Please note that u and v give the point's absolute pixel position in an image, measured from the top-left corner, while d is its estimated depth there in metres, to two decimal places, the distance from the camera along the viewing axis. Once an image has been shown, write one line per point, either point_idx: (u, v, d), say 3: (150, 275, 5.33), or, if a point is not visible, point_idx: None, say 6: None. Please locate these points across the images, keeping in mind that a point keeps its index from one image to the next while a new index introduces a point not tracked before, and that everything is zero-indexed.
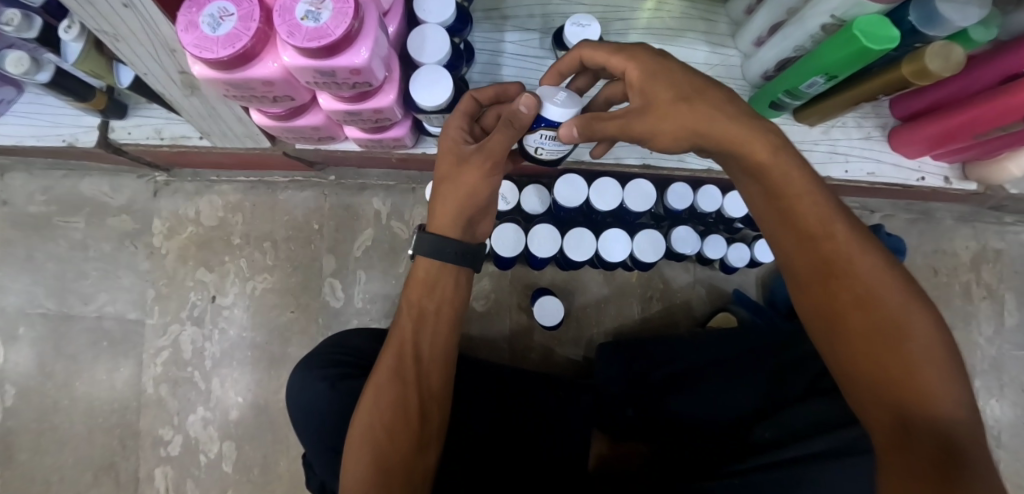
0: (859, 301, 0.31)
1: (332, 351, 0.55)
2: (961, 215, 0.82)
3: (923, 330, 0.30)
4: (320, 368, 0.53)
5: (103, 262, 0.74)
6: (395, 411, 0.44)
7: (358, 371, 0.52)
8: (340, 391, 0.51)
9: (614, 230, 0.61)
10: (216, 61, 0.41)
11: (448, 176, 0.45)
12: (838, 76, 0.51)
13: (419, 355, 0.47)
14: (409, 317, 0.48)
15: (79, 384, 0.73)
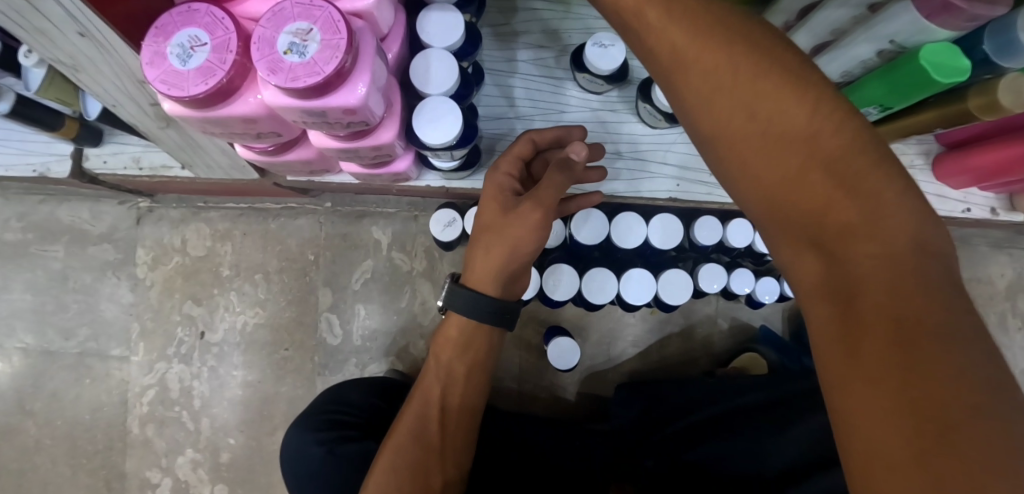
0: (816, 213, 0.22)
1: (329, 408, 0.51)
2: (996, 241, 0.77)
3: (943, 295, 0.19)
4: (316, 429, 0.48)
5: (84, 294, 0.69)
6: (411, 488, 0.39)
7: (356, 431, 0.48)
8: (338, 457, 0.46)
9: (637, 270, 0.55)
10: (187, 98, 0.36)
11: (493, 219, 0.41)
12: (893, 107, 0.46)
13: (444, 423, 0.42)
14: (437, 379, 0.43)
15: (61, 423, 0.69)
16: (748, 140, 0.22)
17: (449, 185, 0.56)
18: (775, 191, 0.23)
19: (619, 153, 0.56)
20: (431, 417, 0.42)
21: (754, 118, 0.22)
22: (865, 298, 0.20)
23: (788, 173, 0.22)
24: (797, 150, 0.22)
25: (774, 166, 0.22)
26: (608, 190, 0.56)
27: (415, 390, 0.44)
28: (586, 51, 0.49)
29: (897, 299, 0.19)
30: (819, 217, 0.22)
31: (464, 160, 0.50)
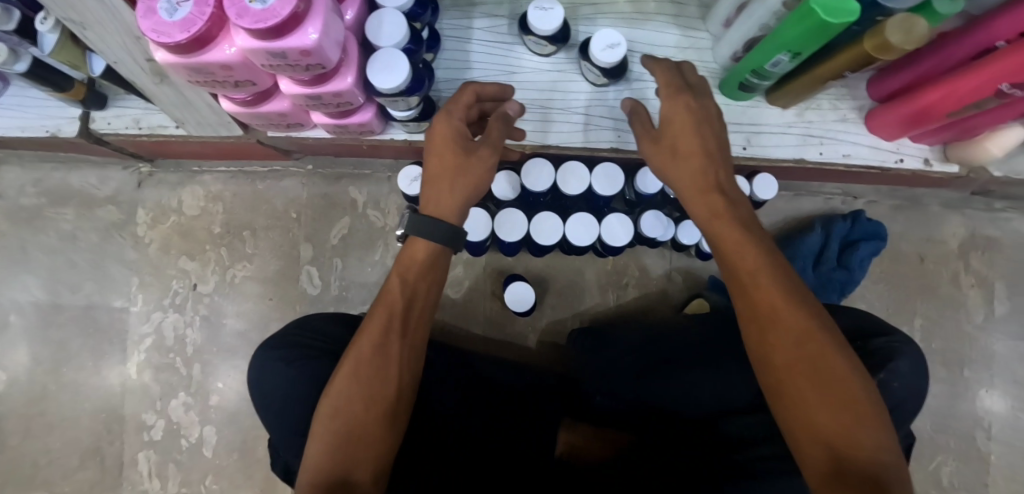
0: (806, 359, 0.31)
1: (295, 331, 0.56)
2: (948, 201, 0.80)
3: (878, 429, 0.30)
4: (281, 348, 0.54)
5: (90, 251, 0.75)
6: (369, 396, 0.43)
7: (311, 352, 0.53)
8: (301, 370, 0.51)
9: (582, 213, 0.61)
10: (172, 45, 0.42)
11: (450, 160, 0.46)
12: (801, 53, 0.50)
13: (405, 328, 0.45)
14: (392, 297, 0.45)
15: (67, 370, 0.75)
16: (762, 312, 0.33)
17: (412, 137, 0.62)
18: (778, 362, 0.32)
19: (564, 108, 0.61)
20: (385, 334, 0.44)
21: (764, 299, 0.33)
22: (826, 423, 0.30)
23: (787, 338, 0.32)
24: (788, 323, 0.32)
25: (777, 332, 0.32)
26: (554, 143, 0.61)
27: (372, 307, 0.46)
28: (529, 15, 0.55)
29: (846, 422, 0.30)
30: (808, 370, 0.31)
31: (419, 111, 0.56)
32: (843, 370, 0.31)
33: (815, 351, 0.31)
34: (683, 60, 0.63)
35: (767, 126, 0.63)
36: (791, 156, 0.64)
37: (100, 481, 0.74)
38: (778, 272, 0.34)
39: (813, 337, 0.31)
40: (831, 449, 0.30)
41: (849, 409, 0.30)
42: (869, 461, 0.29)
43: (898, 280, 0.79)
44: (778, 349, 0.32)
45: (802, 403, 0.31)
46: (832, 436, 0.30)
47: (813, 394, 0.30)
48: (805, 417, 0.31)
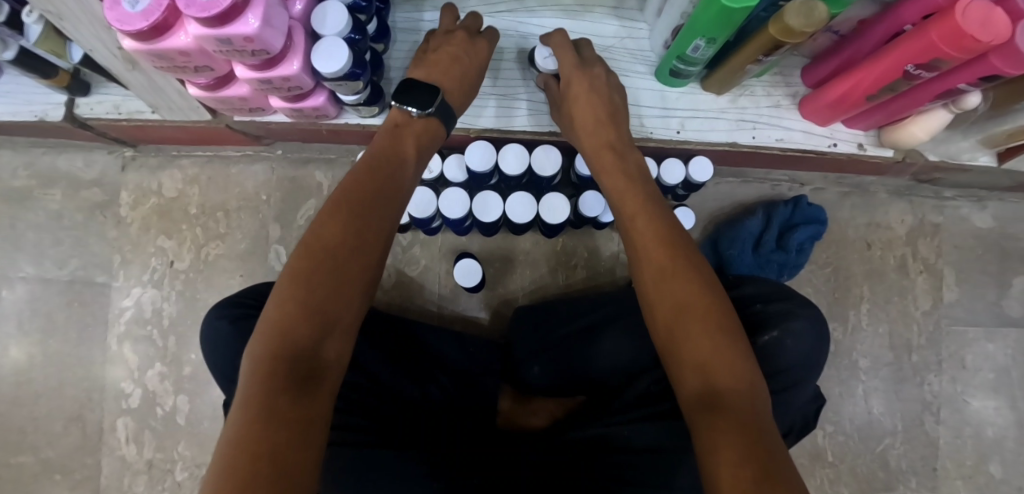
0: (692, 309, 0.38)
1: (244, 295, 0.61)
2: (895, 188, 0.81)
3: (740, 360, 0.36)
4: (226, 308, 0.58)
5: (76, 230, 0.81)
6: (353, 225, 0.37)
7: (255, 311, 0.57)
8: (240, 328, 0.55)
9: (521, 193, 0.64)
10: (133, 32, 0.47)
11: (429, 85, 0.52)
12: (716, 38, 0.54)
13: (391, 182, 0.42)
14: (378, 167, 0.42)
15: (52, 341, 0.80)
16: (660, 275, 0.41)
17: (364, 122, 0.67)
18: (671, 312, 0.39)
19: (507, 96, 0.66)
20: (374, 195, 0.40)
21: (661, 266, 0.41)
22: (703, 355, 0.36)
23: (677, 294, 0.39)
24: (681, 278, 0.40)
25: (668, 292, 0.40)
26: (497, 127, 0.66)
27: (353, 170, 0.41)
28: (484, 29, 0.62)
29: (717, 355, 0.36)
30: (693, 316, 0.38)
31: (366, 96, 0.61)
32: (719, 320, 0.37)
33: (695, 305, 0.38)
34: (621, 50, 0.67)
35: (700, 111, 0.66)
36: (725, 140, 0.66)
37: (81, 445, 0.79)
38: (676, 248, 0.42)
39: (694, 294, 0.39)
40: (705, 381, 0.35)
41: (719, 346, 0.36)
42: (735, 388, 0.34)
43: (846, 264, 0.81)
44: (668, 306, 0.39)
45: (684, 345, 0.37)
46: (704, 368, 0.36)
47: (692, 338, 0.37)
48: (686, 357, 0.37)
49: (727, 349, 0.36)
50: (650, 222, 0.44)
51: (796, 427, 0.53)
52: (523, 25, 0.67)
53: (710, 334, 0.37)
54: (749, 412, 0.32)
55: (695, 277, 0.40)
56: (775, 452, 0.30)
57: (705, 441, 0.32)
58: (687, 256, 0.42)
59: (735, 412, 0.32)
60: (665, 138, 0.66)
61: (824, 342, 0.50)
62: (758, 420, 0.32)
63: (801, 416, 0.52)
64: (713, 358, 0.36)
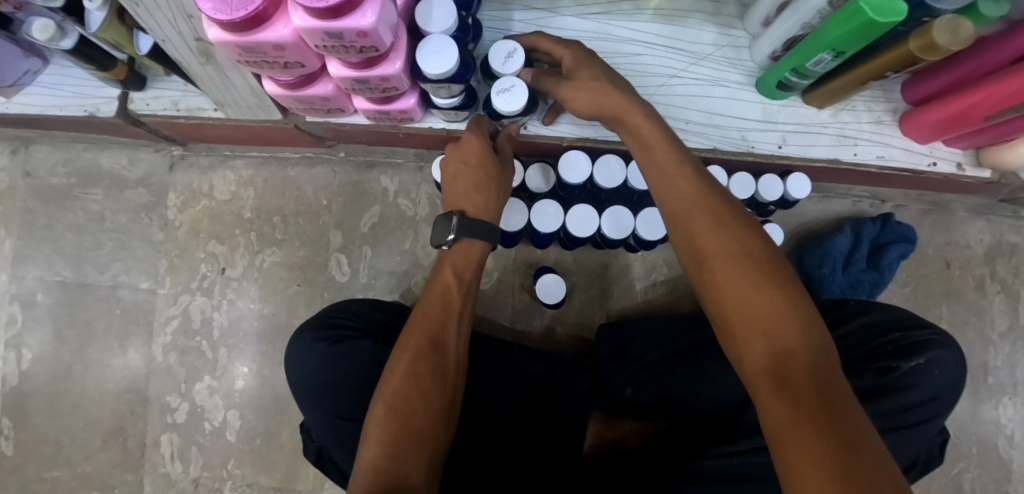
0: (746, 271, 0.35)
1: (329, 314, 0.61)
2: (975, 207, 0.80)
3: (807, 327, 0.32)
4: (316, 330, 0.59)
5: (119, 232, 0.76)
6: (423, 345, 0.47)
7: (350, 334, 0.58)
8: (337, 349, 0.57)
9: (618, 206, 0.61)
10: (229, 24, 0.40)
11: (481, 175, 0.53)
12: (844, 52, 0.49)
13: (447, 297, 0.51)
14: (433, 308, 0.50)
15: (91, 350, 0.75)
16: (699, 235, 0.38)
17: (450, 126, 0.63)
18: (722, 279, 0.35)
19: None
20: (430, 337, 0.48)
21: (706, 227, 0.38)
22: (763, 325, 0.32)
23: (728, 255, 0.36)
24: (732, 242, 0.37)
25: (717, 252, 0.36)
26: (592, 136, 0.62)
27: (407, 328, 0.48)
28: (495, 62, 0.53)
29: (777, 322, 0.32)
30: (745, 281, 0.34)
31: (462, 99, 0.57)
32: (771, 275, 0.34)
33: (741, 266, 0.35)
34: (721, 59, 0.63)
35: (803, 125, 0.63)
36: (826, 156, 0.64)
37: (121, 462, 0.74)
38: (721, 208, 0.39)
39: (740, 252, 0.36)
40: (761, 345, 0.32)
41: (780, 312, 0.32)
42: (798, 350, 0.31)
43: (924, 284, 0.79)
44: (713, 264, 0.36)
45: (733, 307, 0.34)
46: (760, 330, 0.32)
47: (742, 299, 0.34)
48: (738, 320, 0.34)
49: (783, 309, 0.32)
50: (683, 172, 0.41)
51: (920, 461, 0.51)
52: (615, 28, 0.63)
53: (760, 294, 0.33)
54: (817, 375, 0.29)
55: (747, 236, 0.37)
56: (854, 419, 0.26)
57: (768, 409, 0.29)
58: (732, 216, 0.38)
59: (801, 377, 0.29)
60: (766, 152, 0.63)
61: (960, 378, 0.48)
62: (830, 384, 0.28)
63: (925, 450, 0.50)
64: (775, 327, 0.32)
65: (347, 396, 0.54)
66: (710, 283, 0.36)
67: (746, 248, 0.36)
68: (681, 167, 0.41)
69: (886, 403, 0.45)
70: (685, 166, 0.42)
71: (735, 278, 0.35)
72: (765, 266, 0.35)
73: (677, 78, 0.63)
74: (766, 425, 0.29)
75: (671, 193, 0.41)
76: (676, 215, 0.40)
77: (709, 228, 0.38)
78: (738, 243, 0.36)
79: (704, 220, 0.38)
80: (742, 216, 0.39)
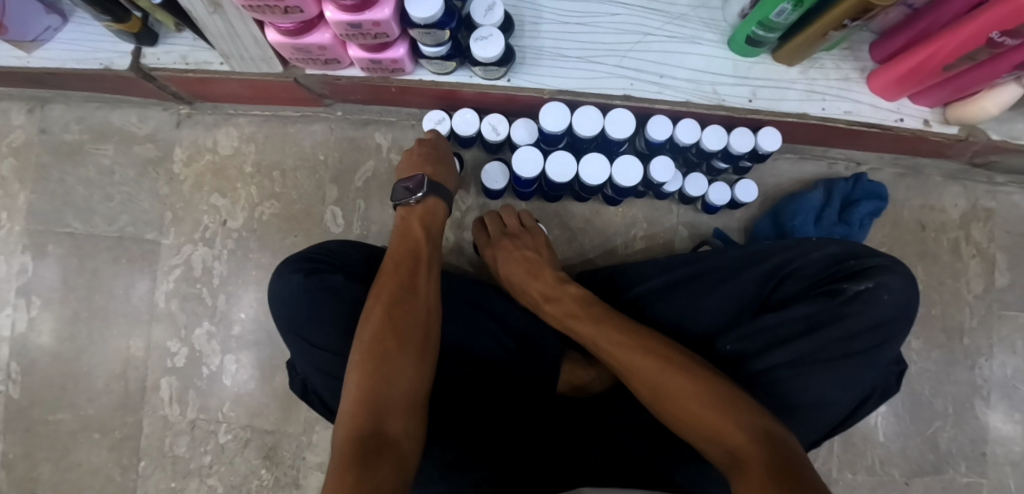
0: (682, 383, 0.40)
1: (312, 251, 0.64)
2: (949, 172, 0.83)
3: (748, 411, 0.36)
4: (296, 264, 0.60)
5: (127, 186, 0.80)
6: (382, 329, 0.47)
7: (330, 269, 0.60)
8: (313, 282, 0.58)
9: (595, 153, 0.65)
10: None
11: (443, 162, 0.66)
12: (803, 1, 0.53)
13: (415, 294, 0.51)
14: (386, 295, 0.50)
15: (97, 297, 0.79)
16: (636, 363, 0.44)
17: (438, 79, 0.67)
18: (668, 392, 0.40)
19: (583, 58, 0.66)
20: (382, 321, 0.48)
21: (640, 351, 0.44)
22: (711, 418, 0.36)
23: (662, 370, 0.42)
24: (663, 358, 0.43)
25: (655, 371, 0.42)
26: (572, 88, 0.66)
27: (365, 316, 0.49)
28: (478, 14, 0.59)
29: (718, 412, 0.36)
30: (681, 391, 0.39)
31: (448, 48, 0.61)
32: (707, 381, 0.39)
33: (693, 389, 0.39)
34: (694, 18, 0.67)
35: (771, 82, 0.67)
36: (795, 110, 0.67)
37: (122, 404, 0.78)
38: (643, 338, 0.46)
39: (673, 369, 0.41)
40: (717, 439, 0.35)
41: (717, 407, 0.37)
42: (744, 435, 0.34)
43: (899, 245, 0.82)
44: (656, 381, 0.41)
45: (684, 414, 0.38)
46: (715, 429, 0.36)
47: (691, 407, 0.38)
48: (694, 424, 0.37)
49: (722, 402, 0.37)
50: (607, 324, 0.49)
51: (879, 388, 0.53)
52: None
53: (718, 415, 0.36)
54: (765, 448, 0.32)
55: (673, 353, 0.43)
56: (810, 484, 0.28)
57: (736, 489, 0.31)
58: (654, 342, 0.45)
59: (752, 465, 0.31)
60: (736, 105, 0.67)
61: (912, 303, 0.51)
62: (782, 452, 0.32)
63: (881, 379, 0.52)
64: (722, 424, 0.36)
65: (327, 329, 0.57)
66: (661, 404, 0.41)
67: (675, 361, 0.42)
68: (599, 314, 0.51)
69: (838, 329, 0.49)
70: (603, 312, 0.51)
71: (676, 390, 0.40)
72: (696, 373, 0.40)
73: (652, 36, 0.67)
74: None
75: (601, 339, 0.49)
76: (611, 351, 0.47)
77: (641, 353, 0.44)
78: (669, 358, 0.43)
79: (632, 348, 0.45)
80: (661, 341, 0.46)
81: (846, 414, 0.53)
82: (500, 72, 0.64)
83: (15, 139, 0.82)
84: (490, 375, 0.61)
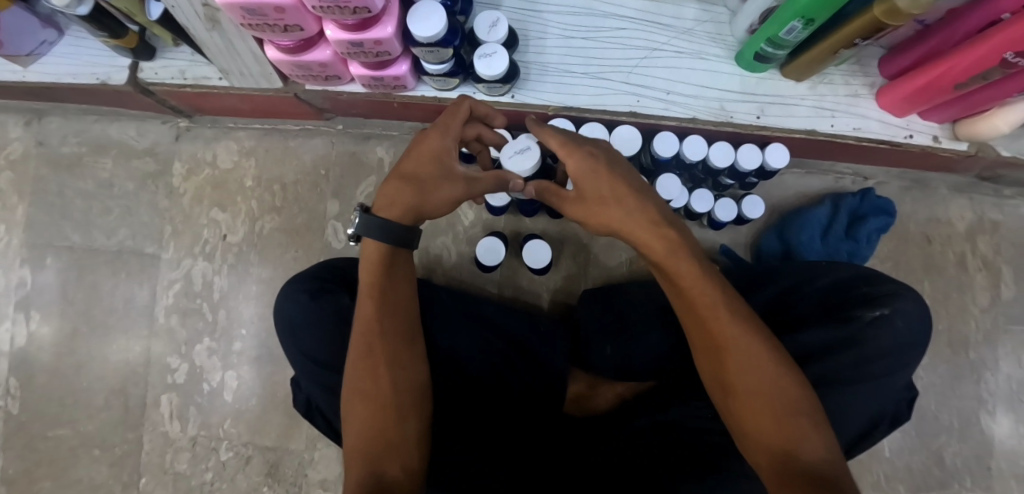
0: (757, 385, 0.37)
1: (316, 269, 0.63)
2: (956, 185, 0.82)
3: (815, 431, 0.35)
4: (301, 283, 0.60)
5: (126, 200, 0.79)
6: (366, 366, 0.45)
7: (335, 288, 0.59)
8: (319, 301, 0.57)
9: (601, 172, 0.64)
10: None
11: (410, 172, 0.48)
12: (815, 19, 0.52)
13: (387, 316, 0.48)
14: (366, 321, 0.46)
15: (96, 312, 0.79)
16: (711, 334, 0.39)
17: (441, 95, 0.66)
18: (742, 386, 0.37)
19: (589, 74, 0.65)
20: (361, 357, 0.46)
21: (722, 323, 0.39)
22: (779, 431, 0.35)
23: (746, 355, 0.37)
24: (741, 346, 0.38)
25: (734, 356, 0.38)
26: (577, 105, 0.65)
27: (349, 352, 0.46)
28: (480, 30, 0.58)
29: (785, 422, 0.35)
30: (756, 392, 0.36)
31: (451, 65, 0.60)
32: (786, 388, 0.37)
33: (771, 389, 0.36)
34: (702, 33, 0.66)
35: (778, 98, 0.66)
36: (803, 127, 0.66)
37: (122, 420, 0.77)
38: (728, 304, 0.40)
39: (757, 358, 0.37)
40: (777, 451, 0.34)
41: (789, 422, 0.35)
42: (818, 457, 0.33)
43: (906, 259, 0.81)
44: (733, 357, 0.38)
45: (756, 405, 0.36)
46: (779, 440, 0.35)
47: (763, 409, 0.36)
48: (756, 427, 0.36)
49: (800, 420, 0.35)
50: (693, 272, 0.40)
51: (889, 413, 0.53)
52: (602, 4, 0.66)
53: (791, 427, 0.35)
54: (830, 478, 0.32)
55: (756, 335, 0.38)
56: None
57: None
58: (738, 310, 0.39)
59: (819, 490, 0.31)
60: (744, 122, 0.66)
61: (925, 328, 0.50)
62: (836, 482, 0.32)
63: (892, 405, 0.52)
64: (791, 441, 0.34)
65: (331, 347, 0.56)
66: (730, 389, 0.38)
67: (753, 350, 0.38)
68: (665, 244, 0.41)
69: (850, 355, 0.48)
70: (676, 249, 0.41)
71: (752, 387, 0.37)
72: (776, 373, 0.37)
73: (658, 51, 0.66)
74: None
75: (680, 278, 0.41)
76: (688, 304, 0.41)
77: (720, 321, 0.39)
78: (747, 343, 0.38)
79: (707, 297, 0.40)
80: (742, 310, 0.40)
81: (858, 439, 0.52)
82: (505, 89, 0.63)
83: (12, 152, 0.81)
84: (494, 393, 0.61)
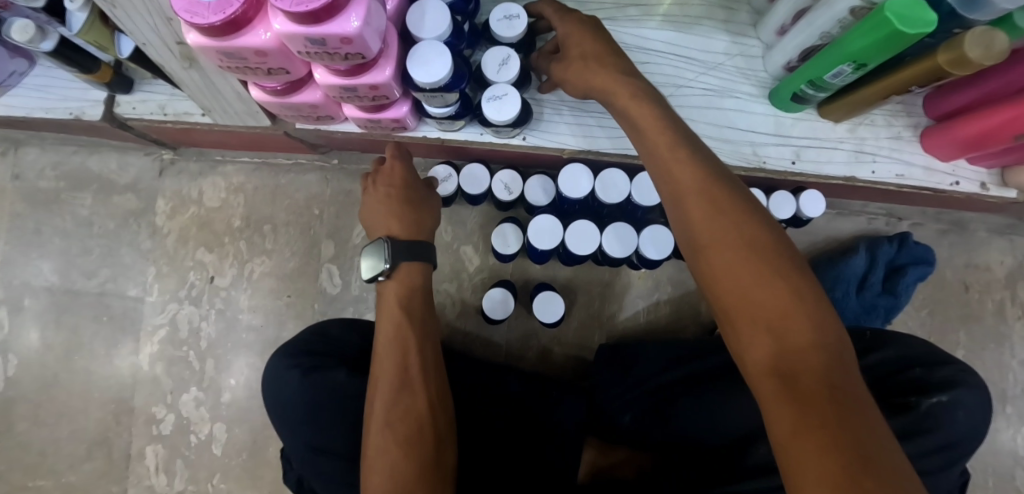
0: (750, 269, 0.30)
1: (308, 339, 0.58)
2: (996, 227, 0.76)
3: (819, 324, 0.28)
4: (294, 357, 0.55)
5: (107, 238, 0.74)
6: (397, 392, 0.42)
7: (330, 361, 0.54)
8: (311, 379, 0.52)
9: (620, 224, 0.59)
10: (206, 28, 0.36)
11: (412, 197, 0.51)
12: (867, 64, 0.45)
13: (418, 341, 0.46)
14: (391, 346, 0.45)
15: (77, 359, 0.74)
16: (696, 216, 0.33)
17: (445, 136, 0.60)
18: (725, 274, 0.31)
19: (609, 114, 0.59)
20: (392, 391, 0.42)
21: (711, 209, 0.33)
22: (778, 323, 0.28)
23: (738, 244, 0.31)
24: (738, 232, 0.31)
25: (719, 236, 0.32)
26: (595, 148, 0.59)
27: (375, 361, 0.45)
28: (488, 69, 0.51)
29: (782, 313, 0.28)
30: (750, 276, 0.30)
31: (456, 108, 0.54)
32: (776, 269, 0.30)
33: (766, 280, 0.29)
34: (732, 68, 0.60)
35: (815, 140, 0.60)
36: (842, 174, 0.61)
37: (104, 473, 0.72)
38: (718, 193, 0.33)
39: (752, 244, 0.31)
40: (771, 339, 0.27)
41: (783, 310, 0.28)
42: (810, 349, 0.26)
43: (940, 306, 0.76)
44: (716, 255, 0.31)
45: (737, 300, 0.30)
46: (768, 331, 0.28)
47: (747, 295, 0.29)
48: (741, 316, 0.29)
49: (792, 305, 0.28)
50: (683, 160, 0.35)
51: None
52: (622, 35, 0.59)
53: (786, 311, 0.28)
54: (826, 373, 0.25)
55: (750, 225, 0.32)
56: (885, 454, 0.22)
57: (773, 411, 0.25)
58: (728, 202, 0.33)
59: (806, 381, 0.25)
60: (777, 168, 0.60)
61: (985, 419, 0.45)
62: (839, 382, 0.25)
63: None
64: (792, 332, 0.27)
65: (326, 428, 0.51)
66: (715, 281, 0.31)
67: (747, 236, 0.31)
68: (668, 142, 0.37)
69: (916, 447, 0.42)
70: (674, 145, 0.36)
71: (740, 275, 0.30)
72: (768, 263, 0.30)
73: (684, 89, 0.60)
74: (770, 428, 0.25)
75: (672, 169, 0.35)
76: (675, 196, 0.35)
77: (703, 207, 0.33)
78: (741, 230, 0.32)
79: (692, 181, 0.34)
80: (736, 198, 0.33)
81: None
82: (515, 132, 0.57)
83: None
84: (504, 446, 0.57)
